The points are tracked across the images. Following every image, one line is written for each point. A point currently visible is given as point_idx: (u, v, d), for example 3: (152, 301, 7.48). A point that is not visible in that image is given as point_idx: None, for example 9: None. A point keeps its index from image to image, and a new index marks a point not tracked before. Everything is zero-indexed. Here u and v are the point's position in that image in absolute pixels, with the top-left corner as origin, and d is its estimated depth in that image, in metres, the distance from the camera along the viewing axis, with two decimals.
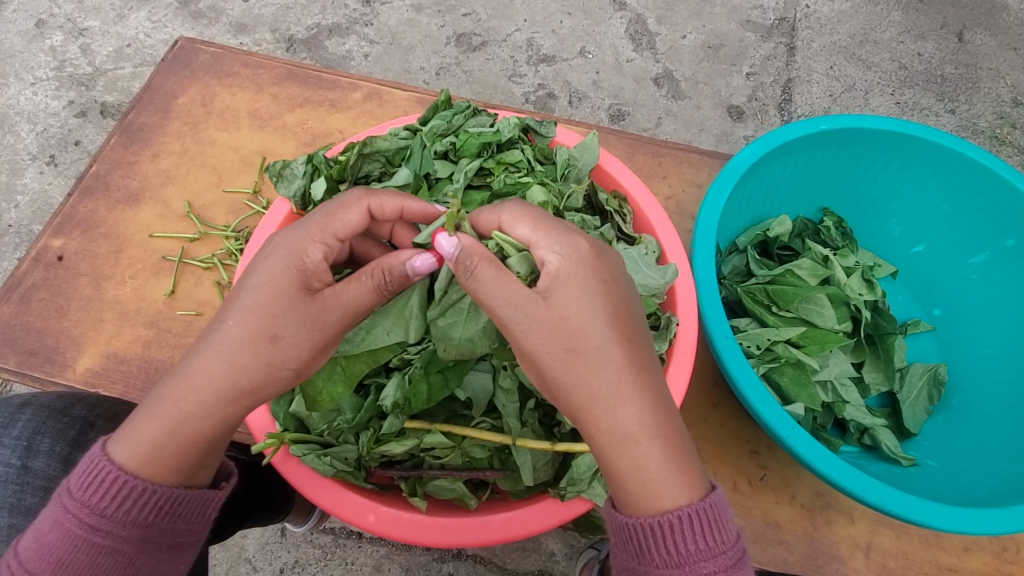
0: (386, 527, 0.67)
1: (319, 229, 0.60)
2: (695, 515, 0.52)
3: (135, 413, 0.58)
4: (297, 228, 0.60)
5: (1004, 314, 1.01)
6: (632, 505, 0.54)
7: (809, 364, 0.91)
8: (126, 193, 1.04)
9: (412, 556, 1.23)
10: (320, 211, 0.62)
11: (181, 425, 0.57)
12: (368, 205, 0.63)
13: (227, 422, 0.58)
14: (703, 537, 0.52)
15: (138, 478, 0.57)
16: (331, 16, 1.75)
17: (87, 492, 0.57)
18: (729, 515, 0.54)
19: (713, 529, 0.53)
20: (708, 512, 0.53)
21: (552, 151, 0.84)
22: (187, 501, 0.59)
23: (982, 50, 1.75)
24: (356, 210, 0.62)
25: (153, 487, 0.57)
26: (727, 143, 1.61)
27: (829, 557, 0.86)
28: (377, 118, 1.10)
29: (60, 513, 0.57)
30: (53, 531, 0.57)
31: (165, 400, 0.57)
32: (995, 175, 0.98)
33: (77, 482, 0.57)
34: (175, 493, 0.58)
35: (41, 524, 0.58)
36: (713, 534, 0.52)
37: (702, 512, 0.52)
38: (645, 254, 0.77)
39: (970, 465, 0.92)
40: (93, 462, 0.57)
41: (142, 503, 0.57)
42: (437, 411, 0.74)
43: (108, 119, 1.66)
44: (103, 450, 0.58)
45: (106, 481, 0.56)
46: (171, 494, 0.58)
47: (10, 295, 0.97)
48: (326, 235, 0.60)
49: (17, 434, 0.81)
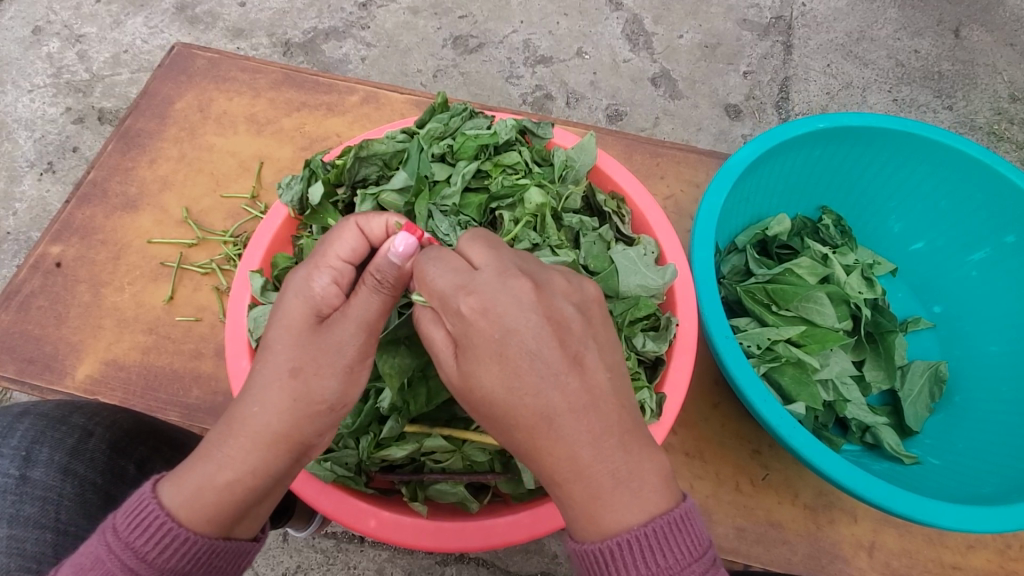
0: (388, 532, 0.67)
1: (321, 258, 0.61)
2: (633, 541, 0.50)
3: (191, 456, 0.57)
4: (311, 264, 0.61)
5: (1004, 310, 1.01)
6: (577, 531, 0.53)
7: (810, 363, 0.90)
8: (124, 200, 1.04)
9: (415, 560, 1.23)
10: (322, 240, 0.63)
11: (217, 464, 0.55)
12: (357, 224, 0.63)
13: (266, 466, 0.56)
14: (647, 562, 0.50)
15: (181, 527, 0.54)
16: (328, 20, 1.75)
17: (131, 532, 0.54)
18: (681, 534, 0.51)
19: (658, 553, 0.50)
20: (650, 537, 0.50)
21: (549, 153, 0.84)
22: (225, 553, 0.56)
23: (979, 46, 1.75)
24: (347, 230, 0.62)
25: (194, 537, 0.54)
26: (725, 142, 1.60)
27: (832, 557, 0.86)
28: (374, 121, 1.10)
29: (103, 551, 0.55)
30: (94, 569, 0.55)
31: (214, 447, 0.56)
32: (993, 170, 0.97)
33: (122, 521, 0.55)
34: (215, 545, 0.55)
35: (82, 560, 0.56)
36: (659, 557, 0.50)
37: (644, 537, 0.50)
38: (644, 255, 0.77)
39: (974, 463, 0.92)
40: (142, 501, 0.55)
41: (182, 552, 0.54)
42: (438, 415, 0.74)
43: (106, 125, 1.66)
44: (155, 491, 0.56)
45: (152, 524, 0.54)
46: (211, 545, 0.55)
47: (8, 302, 0.96)
48: (330, 262, 0.61)
49: (16, 444, 0.81)
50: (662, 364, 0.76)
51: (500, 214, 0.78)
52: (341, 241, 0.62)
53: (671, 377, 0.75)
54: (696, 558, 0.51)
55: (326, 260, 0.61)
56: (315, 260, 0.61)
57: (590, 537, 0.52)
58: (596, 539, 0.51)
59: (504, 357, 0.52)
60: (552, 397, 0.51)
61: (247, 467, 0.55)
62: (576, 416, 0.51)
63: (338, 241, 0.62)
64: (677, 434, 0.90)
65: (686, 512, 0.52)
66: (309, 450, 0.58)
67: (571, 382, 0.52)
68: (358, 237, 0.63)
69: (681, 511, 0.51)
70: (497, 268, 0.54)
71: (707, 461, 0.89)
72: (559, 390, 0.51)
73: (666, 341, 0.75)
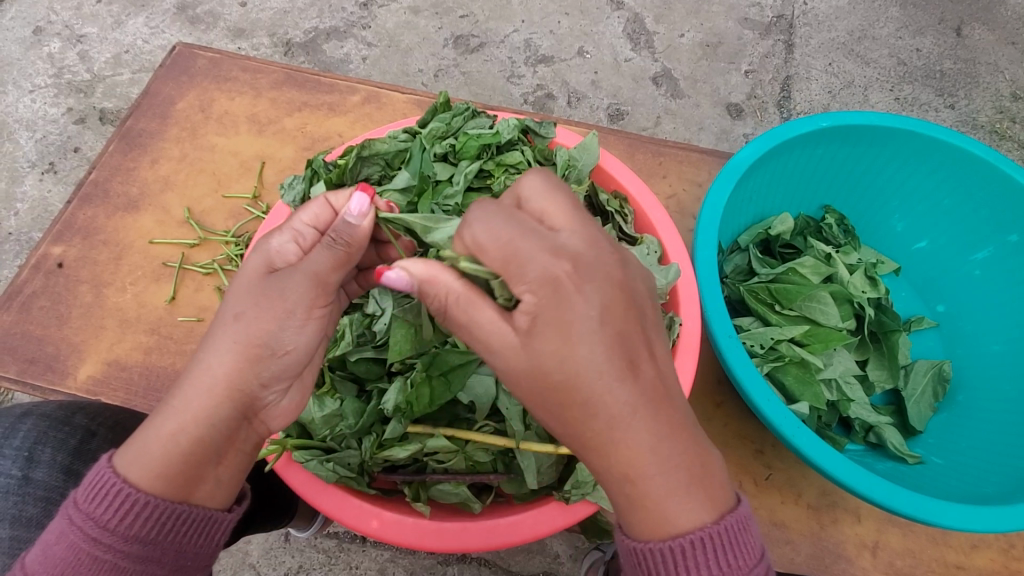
0: (390, 532, 0.67)
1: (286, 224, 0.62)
2: (707, 539, 0.49)
3: (145, 422, 0.57)
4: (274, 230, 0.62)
5: (1006, 311, 1.01)
6: (632, 529, 0.52)
7: (813, 362, 0.90)
8: (125, 200, 1.04)
9: (417, 560, 1.22)
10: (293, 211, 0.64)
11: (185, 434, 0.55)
12: (325, 198, 0.63)
13: None
14: (717, 563, 0.49)
15: (139, 492, 0.54)
16: (328, 20, 1.75)
17: (92, 504, 0.55)
18: (745, 535, 0.51)
19: (727, 554, 0.50)
20: (722, 536, 0.49)
21: (552, 152, 0.84)
22: (190, 519, 0.56)
23: (981, 45, 1.74)
24: (314, 201, 0.63)
25: (153, 501, 0.55)
26: (727, 141, 1.60)
27: (836, 557, 0.85)
28: (375, 121, 1.10)
29: (66, 524, 0.56)
30: (59, 543, 0.56)
31: (170, 411, 0.56)
32: (997, 170, 0.97)
33: (84, 493, 0.56)
34: (177, 509, 0.55)
35: (48, 537, 0.56)
36: (728, 556, 0.50)
37: (716, 536, 0.49)
38: (647, 255, 0.77)
39: (979, 463, 0.91)
40: (99, 473, 0.56)
41: (144, 518, 0.55)
42: (440, 415, 0.74)
43: (107, 126, 1.66)
44: (109, 462, 0.56)
45: (110, 493, 0.55)
46: (174, 509, 0.55)
47: (10, 303, 0.96)
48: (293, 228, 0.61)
49: (18, 444, 0.81)
50: None
51: None
52: (306, 209, 0.62)
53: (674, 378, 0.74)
54: (757, 558, 0.52)
55: (288, 224, 0.61)
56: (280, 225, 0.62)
57: (652, 536, 0.50)
58: (659, 538, 0.50)
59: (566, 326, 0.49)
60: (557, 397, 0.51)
61: (205, 417, 0.56)
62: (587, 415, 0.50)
63: (303, 209, 0.62)
64: None
65: (748, 513, 0.52)
66: (256, 408, 0.58)
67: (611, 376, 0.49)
68: (326, 208, 0.62)
69: (744, 512, 0.51)
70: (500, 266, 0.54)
71: None
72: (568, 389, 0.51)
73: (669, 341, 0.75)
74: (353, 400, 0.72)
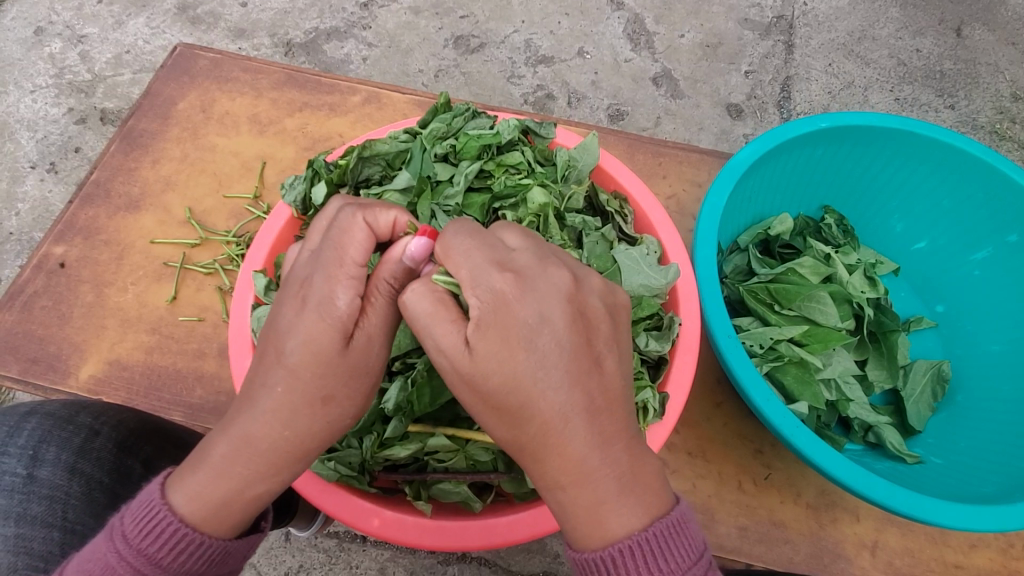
0: (390, 531, 0.67)
1: (338, 267, 0.57)
2: (636, 547, 0.51)
3: (193, 461, 0.58)
4: (330, 275, 0.57)
5: (1005, 311, 1.01)
6: (578, 541, 0.53)
7: (812, 362, 0.90)
8: (127, 200, 1.04)
9: (417, 560, 1.23)
10: (326, 242, 0.59)
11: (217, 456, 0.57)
12: (365, 221, 0.59)
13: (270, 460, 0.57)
14: (650, 568, 0.51)
15: (197, 533, 0.57)
16: (329, 20, 1.75)
17: (142, 539, 0.57)
18: (678, 539, 0.52)
19: (661, 558, 0.51)
20: (652, 541, 0.51)
21: (552, 153, 0.85)
22: (236, 551, 0.61)
23: (981, 45, 1.75)
24: (359, 229, 0.58)
25: (209, 541, 0.58)
26: (727, 141, 1.60)
27: (835, 556, 0.86)
28: (376, 121, 1.10)
29: (113, 557, 0.57)
30: (104, 575, 0.57)
31: (217, 451, 0.57)
32: (995, 170, 0.97)
33: (133, 528, 0.57)
34: (228, 546, 0.59)
35: (90, 566, 0.58)
36: (661, 562, 0.51)
37: (646, 542, 0.51)
38: (646, 255, 0.77)
39: (976, 462, 0.92)
40: (151, 509, 0.57)
41: (196, 555, 0.58)
42: (442, 414, 0.74)
43: (108, 126, 1.66)
44: (161, 498, 0.58)
45: (164, 531, 0.57)
46: (225, 547, 0.59)
47: (11, 303, 0.96)
48: (347, 269, 0.58)
49: (23, 443, 0.81)
50: (664, 364, 0.76)
51: (502, 213, 0.78)
52: (354, 243, 0.58)
53: (675, 378, 0.74)
54: (696, 560, 0.53)
55: (343, 270, 0.57)
56: (332, 271, 0.57)
57: (590, 545, 0.52)
58: (598, 546, 0.52)
59: (508, 338, 0.51)
60: (556, 397, 0.51)
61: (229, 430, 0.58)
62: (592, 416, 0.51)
63: (352, 244, 0.58)
64: (678, 433, 0.91)
65: (682, 516, 0.53)
66: None
67: (557, 379, 0.51)
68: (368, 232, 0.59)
69: (676, 515, 0.53)
70: (504, 267, 0.54)
71: (711, 460, 0.89)
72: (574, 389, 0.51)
73: (669, 340, 0.75)
74: None
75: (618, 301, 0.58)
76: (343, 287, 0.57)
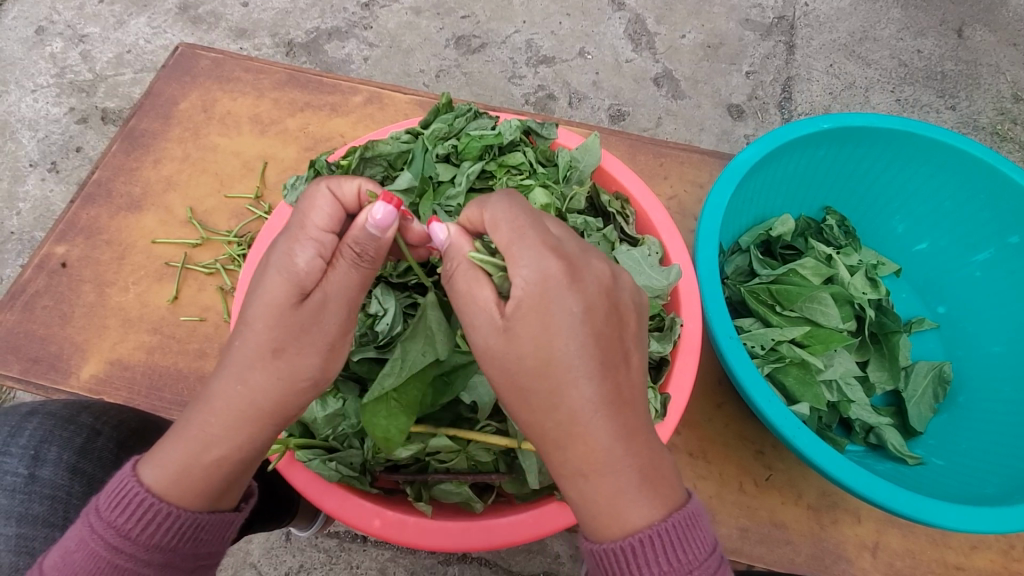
0: (392, 531, 0.67)
1: (302, 230, 0.58)
2: (655, 537, 0.50)
3: (166, 436, 0.59)
4: (293, 238, 0.58)
5: (1007, 312, 1.01)
6: (592, 531, 0.53)
7: (814, 363, 0.90)
8: (128, 200, 1.04)
9: (418, 560, 1.22)
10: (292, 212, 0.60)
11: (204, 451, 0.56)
12: (329, 189, 0.60)
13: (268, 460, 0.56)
14: (669, 559, 0.50)
15: (164, 503, 0.56)
16: (331, 20, 1.75)
17: (114, 513, 0.57)
18: (695, 531, 0.52)
19: (678, 548, 0.51)
20: (670, 532, 0.50)
21: (553, 153, 0.85)
22: (209, 526, 0.59)
23: (982, 46, 1.75)
24: (321, 197, 0.60)
25: (177, 512, 0.57)
26: (728, 142, 1.60)
27: (836, 557, 0.86)
28: (378, 121, 1.10)
29: (87, 532, 0.57)
30: (79, 550, 0.57)
31: (190, 425, 0.57)
32: (997, 171, 0.97)
33: (106, 502, 0.57)
34: (199, 519, 0.58)
35: (68, 543, 0.58)
36: (679, 553, 0.51)
37: (665, 532, 0.50)
38: (648, 255, 0.77)
39: (978, 464, 0.92)
40: (123, 483, 0.57)
41: (166, 527, 0.57)
42: (443, 415, 0.74)
43: (109, 125, 1.66)
44: (132, 471, 0.58)
45: (133, 502, 0.56)
46: (196, 520, 0.58)
47: (13, 303, 0.97)
48: (311, 234, 0.58)
49: (24, 443, 0.82)
50: (666, 365, 0.76)
51: None
52: (316, 210, 0.59)
53: (677, 380, 0.74)
54: (710, 553, 0.53)
55: (307, 233, 0.58)
56: (295, 235, 0.58)
57: (607, 536, 0.51)
58: (615, 537, 0.51)
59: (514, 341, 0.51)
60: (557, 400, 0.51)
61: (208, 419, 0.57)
62: (595, 417, 0.51)
63: (314, 211, 0.59)
64: (679, 434, 0.90)
65: (697, 509, 0.53)
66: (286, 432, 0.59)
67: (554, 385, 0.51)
68: (331, 200, 0.60)
69: (693, 508, 0.52)
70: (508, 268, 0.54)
71: (711, 461, 0.89)
72: (578, 391, 0.51)
73: (671, 341, 0.75)
74: (355, 399, 0.72)
75: (642, 300, 0.59)
76: (304, 245, 0.57)
